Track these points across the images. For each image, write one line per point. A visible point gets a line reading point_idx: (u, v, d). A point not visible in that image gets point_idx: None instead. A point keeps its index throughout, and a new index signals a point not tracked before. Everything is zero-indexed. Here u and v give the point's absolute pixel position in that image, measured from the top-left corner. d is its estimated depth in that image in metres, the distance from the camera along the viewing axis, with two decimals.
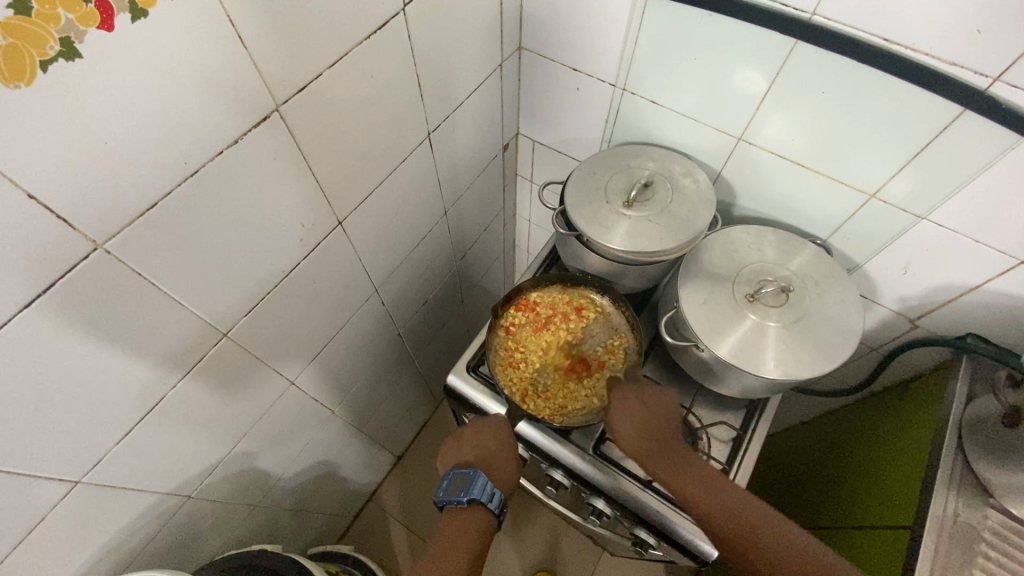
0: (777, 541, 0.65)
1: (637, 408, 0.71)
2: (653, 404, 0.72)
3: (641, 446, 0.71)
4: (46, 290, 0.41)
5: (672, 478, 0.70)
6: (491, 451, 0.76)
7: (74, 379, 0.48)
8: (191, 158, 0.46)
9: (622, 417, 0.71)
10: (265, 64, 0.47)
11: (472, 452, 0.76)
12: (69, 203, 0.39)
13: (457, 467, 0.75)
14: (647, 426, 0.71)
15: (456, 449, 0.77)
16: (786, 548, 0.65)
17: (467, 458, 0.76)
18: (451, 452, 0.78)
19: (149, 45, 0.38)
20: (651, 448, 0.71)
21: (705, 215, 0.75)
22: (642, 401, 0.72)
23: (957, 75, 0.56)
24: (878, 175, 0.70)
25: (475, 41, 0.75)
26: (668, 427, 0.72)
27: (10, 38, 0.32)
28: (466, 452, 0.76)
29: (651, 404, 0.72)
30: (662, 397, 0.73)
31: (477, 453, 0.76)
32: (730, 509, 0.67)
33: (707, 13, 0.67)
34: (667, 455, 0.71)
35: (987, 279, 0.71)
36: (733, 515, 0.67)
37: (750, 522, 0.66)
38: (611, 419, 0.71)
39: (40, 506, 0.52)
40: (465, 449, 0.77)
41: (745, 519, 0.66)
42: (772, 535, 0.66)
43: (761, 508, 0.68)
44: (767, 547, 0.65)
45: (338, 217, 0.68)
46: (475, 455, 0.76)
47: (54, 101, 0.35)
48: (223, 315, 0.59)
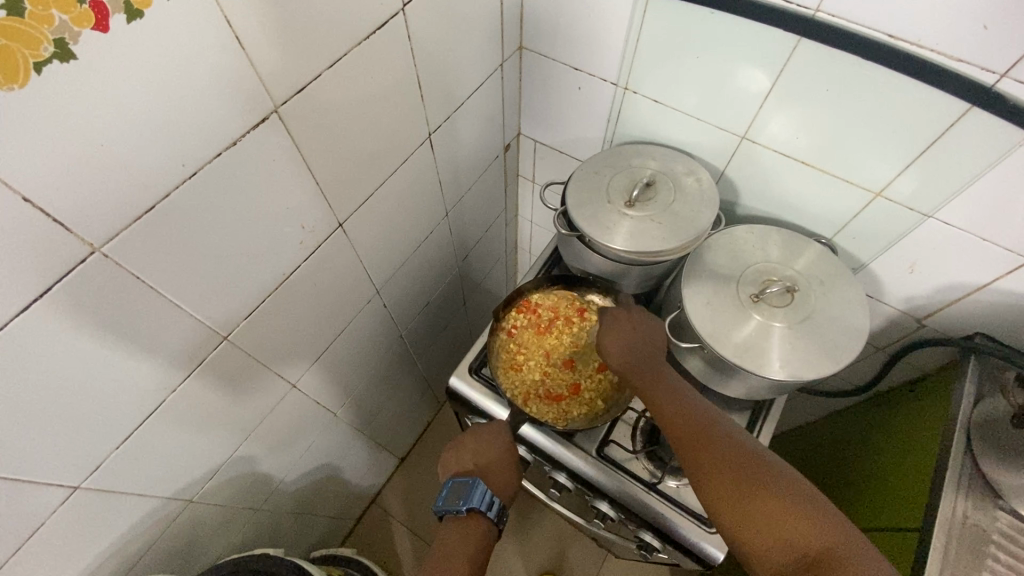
0: (753, 467, 0.58)
1: (626, 330, 0.74)
2: (642, 330, 0.74)
3: (625, 359, 0.72)
4: (43, 294, 0.41)
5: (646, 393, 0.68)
6: (491, 458, 0.74)
7: (72, 383, 0.47)
8: (189, 160, 0.46)
9: (612, 336, 0.74)
10: (263, 64, 0.47)
11: (471, 460, 0.74)
12: (65, 206, 0.39)
13: (455, 477, 0.74)
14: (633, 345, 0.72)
15: (455, 456, 0.76)
16: (762, 475, 0.57)
17: (466, 466, 0.74)
18: (450, 460, 0.76)
19: (144, 46, 0.38)
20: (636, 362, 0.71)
21: (708, 215, 0.74)
22: (632, 326, 0.74)
23: (963, 71, 0.56)
24: (883, 172, 0.69)
25: (475, 41, 0.74)
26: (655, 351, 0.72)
27: (2, 40, 0.31)
28: (465, 459, 0.75)
29: (642, 329, 0.74)
30: (657, 327, 0.75)
31: (476, 460, 0.74)
32: (702, 428, 0.62)
33: (709, 11, 0.66)
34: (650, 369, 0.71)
35: (995, 278, 0.70)
36: (703, 434, 0.62)
37: (724, 448, 0.60)
38: (602, 335, 0.75)
39: (40, 512, 0.52)
40: (464, 456, 0.75)
41: (716, 441, 0.61)
42: (747, 457, 0.59)
43: (746, 442, 0.61)
44: (733, 467, 0.58)
45: (339, 219, 0.67)
46: (474, 462, 0.74)
47: (48, 103, 0.35)
48: (223, 318, 0.59)
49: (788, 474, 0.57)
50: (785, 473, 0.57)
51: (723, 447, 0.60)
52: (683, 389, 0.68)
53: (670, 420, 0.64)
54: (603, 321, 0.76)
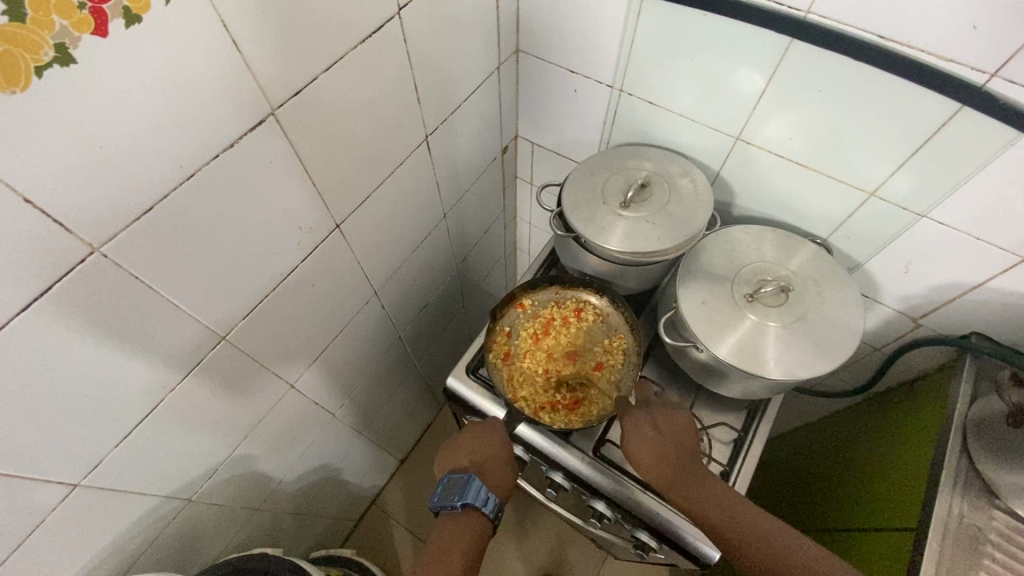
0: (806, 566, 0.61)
1: (650, 430, 0.70)
2: (665, 424, 0.71)
3: (661, 469, 0.68)
4: (42, 293, 0.42)
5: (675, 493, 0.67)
6: (487, 456, 0.74)
7: (72, 382, 0.48)
8: (187, 161, 0.46)
9: (638, 441, 0.70)
10: (260, 68, 0.48)
11: (468, 457, 0.75)
12: (66, 207, 0.40)
13: (452, 472, 0.75)
14: (664, 451, 0.69)
15: (451, 453, 0.76)
16: (818, 572, 0.60)
17: (462, 464, 0.75)
18: (446, 456, 0.76)
19: (143, 50, 0.39)
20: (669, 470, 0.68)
21: (703, 215, 0.75)
22: (654, 422, 0.71)
23: (953, 71, 0.56)
24: (877, 172, 0.69)
25: (471, 44, 0.75)
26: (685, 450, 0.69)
27: (5, 45, 0.32)
28: (461, 458, 0.75)
29: (662, 425, 0.71)
30: (672, 414, 0.72)
31: (472, 457, 0.74)
32: (748, 527, 0.64)
33: (702, 13, 0.67)
34: (682, 468, 0.68)
35: (990, 277, 0.71)
36: (752, 536, 0.64)
37: (773, 549, 0.63)
38: (627, 441, 0.71)
39: (40, 509, 0.53)
40: (460, 454, 0.75)
41: (766, 543, 0.63)
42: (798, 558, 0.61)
43: (792, 536, 0.64)
44: (789, 572, 0.61)
45: (336, 220, 0.68)
46: (470, 460, 0.75)
47: (49, 106, 0.35)
48: (221, 318, 0.59)
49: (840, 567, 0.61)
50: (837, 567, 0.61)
51: (774, 549, 0.63)
52: (716, 482, 0.68)
53: (715, 522, 0.65)
54: (625, 426, 0.72)
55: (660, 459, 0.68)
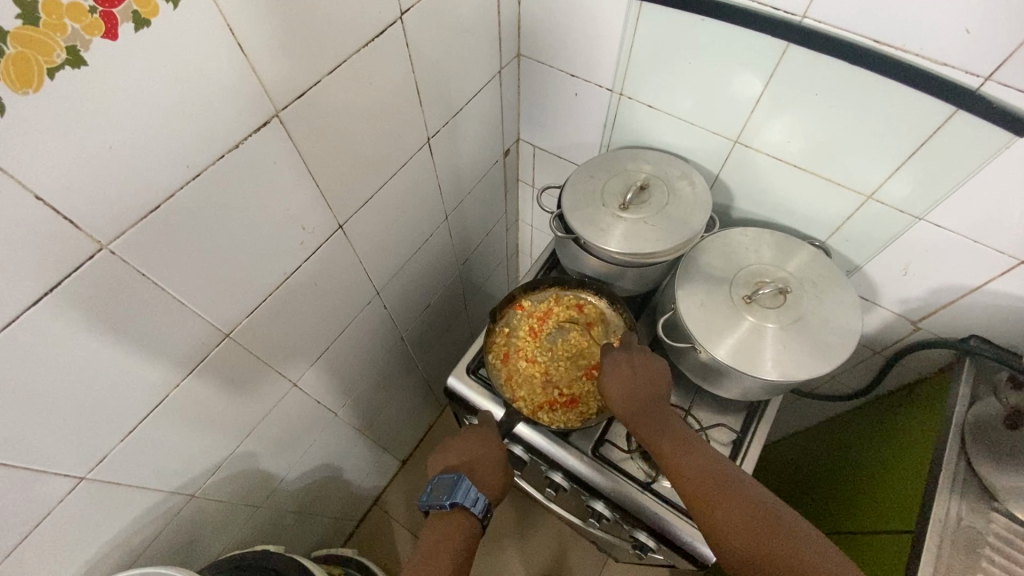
0: (767, 519, 0.59)
1: (628, 366, 0.71)
2: (646, 366, 0.71)
3: (632, 408, 0.69)
4: (52, 288, 0.43)
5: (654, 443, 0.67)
6: (476, 455, 0.76)
7: (79, 376, 0.49)
8: (194, 161, 0.48)
9: (615, 378, 0.71)
10: (264, 71, 0.49)
11: (457, 458, 0.76)
12: (76, 204, 0.41)
13: (440, 473, 0.74)
14: (637, 390, 0.69)
15: (442, 455, 0.77)
16: (776, 525, 0.59)
17: (452, 463, 0.76)
18: (438, 459, 0.77)
19: (151, 53, 0.40)
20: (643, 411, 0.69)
21: (701, 217, 0.76)
22: (632, 363, 0.71)
23: (948, 75, 0.57)
24: (874, 175, 0.70)
25: (473, 48, 0.76)
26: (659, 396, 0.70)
27: (19, 47, 0.33)
28: (452, 458, 0.76)
29: (642, 365, 0.71)
30: (653, 356, 0.72)
31: (461, 458, 0.75)
32: (713, 476, 0.63)
33: (699, 18, 0.68)
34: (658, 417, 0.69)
35: (987, 280, 0.71)
36: (716, 483, 0.63)
37: (734, 497, 0.61)
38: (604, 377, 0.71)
39: (47, 500, 0.54)
40: (450, 455, 0.76)
41: (728, 491, 0.62)
42: (760, 510, 0.60)
43: (758, 490, 0.63)
44: (746, 521, 0.60)
45: (339, 221, 0.69)
46: (459, 459, 0.76)
47: (60, 106, 0.37)
48: (225, 316, 0.61)
49: (801, 523, 0.59)
50: (797, 521, 0.59)
51: (736, 498, 0.61)
52: (687, 431, 0.68)
53: (679, 465, 0.65)
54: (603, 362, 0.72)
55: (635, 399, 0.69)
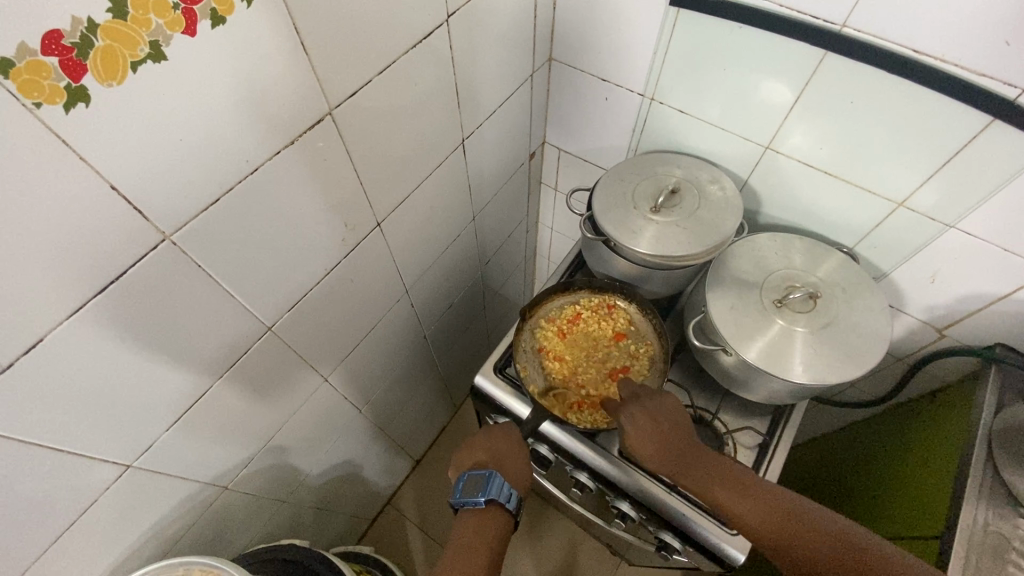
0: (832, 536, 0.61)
1: (654, 415, 0.70)
2: (669, 419, 0.70)
3: (661, 458, 0.68)
4: (118, 277, 0.44)
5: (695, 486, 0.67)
6: (503, 451, 0.76)
7: (134, 365, 0.50)
8: (252, 157, 0.49)
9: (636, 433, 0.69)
10: (322, 70, 0.50)
11: (485, 454, 0.76)
12: (146, 194, 0.42)
13: (470, 470, 0.75)
14: (663, 436, 0.69)
15: (467, 453, 0.77)
16: (846, 543, 0.60)
17: (477, 461, 0.76)
18: (462, 457, 0.77)
19: (223, 48, 0.41)
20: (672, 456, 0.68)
21: (732, 222, 0.77)
22: (657, 411, 0.70)
23: (986, 85, 0.58)
24: (905, 183, 0.71)
25: (508, 51, 0.78)
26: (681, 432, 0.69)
27: (107, 40, 0.34)
28: (478, 454, 0.76)
29: (665, 409, 0.71)
30: (671, 401, 0.72)
31: (488, 454, 0.76)
32: (768, 506, 0.64)
33: (736, 25, 0.69)
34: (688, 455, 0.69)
35: (1016, 289, 0.71)
36: (774, 514, 0.63)
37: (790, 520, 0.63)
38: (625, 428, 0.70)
39: (94, 488, 0.54)
40: (476, 451, 0.77)
41: (785, 518, 0.63)
42: (823, 530, 0.61)
43: (817, 510, 0.64)
44: (812, 539, 0.61)
45: (377, 219, 0.70)
46: (485, 456, 0.76)
47: (140, 99, 0.38)
48: (268, 310, 0.62)
49: (868, 536, 0.60)
50: (863, 535, 0.60)
51: (797, 523, 0.62)
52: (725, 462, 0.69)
53: (733, 504, 0.65)
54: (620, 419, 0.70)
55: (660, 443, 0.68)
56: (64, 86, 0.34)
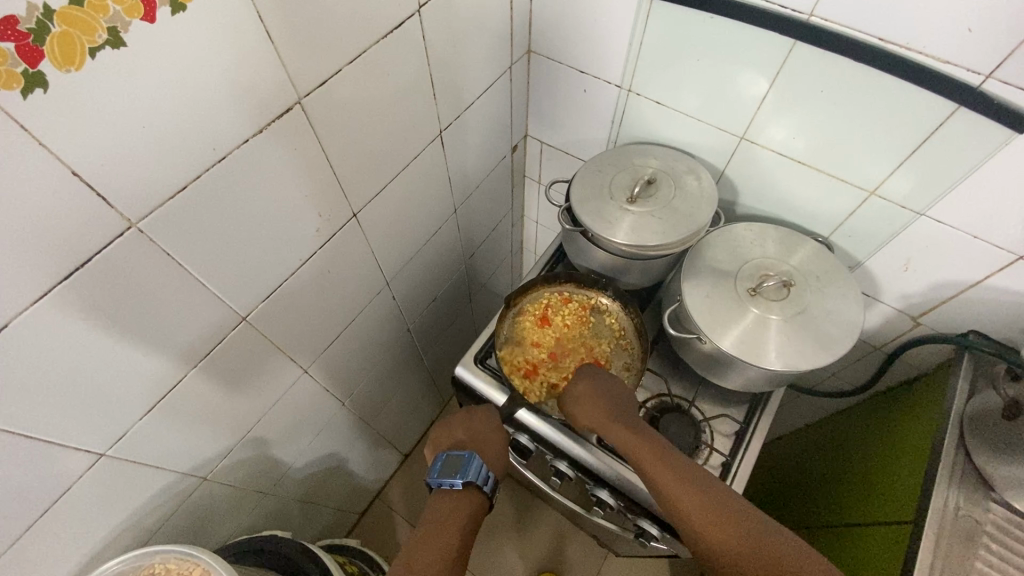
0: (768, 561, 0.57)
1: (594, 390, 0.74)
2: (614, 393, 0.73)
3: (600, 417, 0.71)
4: (83, 265, 0.44)
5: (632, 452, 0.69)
6: (482, 433, 0.78)
7: (102, 356, 0.50)
8: (219, 145, 0.49)
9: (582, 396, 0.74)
10: (290, 59, 0.50)
11: (464, 435, 0.78)
12: (110, 181, 0.42)
13: (448, 451, 0.76)
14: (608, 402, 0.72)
15: (446, 433, 0.79)
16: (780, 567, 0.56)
17: (457, 440, 0.78)
18: (441, 438, 0.79)
19: (185, 35, 0.41)
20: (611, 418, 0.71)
21: (707, 213, 0.77)
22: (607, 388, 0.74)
23: (949, 72, 0.58)
24: (876, 172, 0.71)
25: (485, 41, 0.78)
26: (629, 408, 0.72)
27: (63, 26, 0.35)
28: (456, 435, 0.78)
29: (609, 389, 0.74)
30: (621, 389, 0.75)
31: (467, 435, 0.78)
32: (712, 507, 0.61)
33: (708, 16, 0.70)
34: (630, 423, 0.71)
35: (987, 275, 0.72)
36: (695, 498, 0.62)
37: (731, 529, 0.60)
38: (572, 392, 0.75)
39: (67, 476, 0.55)
40: (454, 432, 0.79)
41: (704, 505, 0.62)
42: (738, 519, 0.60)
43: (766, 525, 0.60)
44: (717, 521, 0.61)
45: (354, 210, 0.70)
46: (464, 437, 0.78)
47: (100, 86, 0.38)
48: (242, 299, 0.62)
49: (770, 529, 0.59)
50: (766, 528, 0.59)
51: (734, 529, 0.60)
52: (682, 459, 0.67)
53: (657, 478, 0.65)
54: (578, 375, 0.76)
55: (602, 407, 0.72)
56: (21, 71, 0.34)
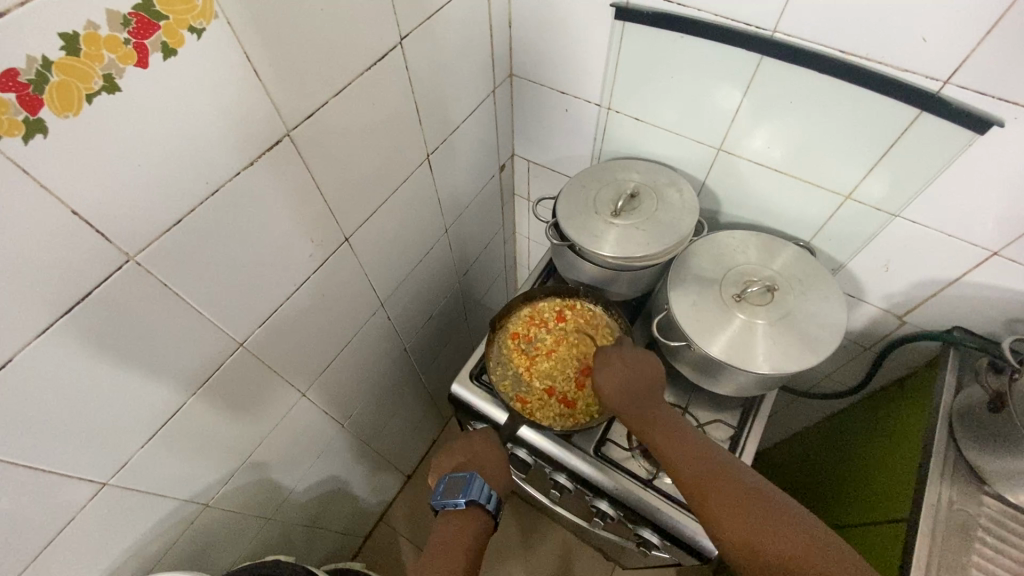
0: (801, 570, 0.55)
1: (622, 368, 0.73)
2: (641, 371, 0.72)
3: (622, 401, 0.72)
4: (83, 298, 0.46)
5: (645, 432, 0.70)
6: (483, 454, 0.80)
7: (103, 387, 0.52)
8: (212, 178, 0.51)
9: (608, 376, 0.73)
10: (277, 95, 0.53)
11: (464, 456, 0.79)
12: (108, 218, 0.44)
13: (451, 472, 0.77)
14: (630, 386, 0.72)
15: (447, 456, 0.80)
16: None
17: (459, 462, 0.79)
18: (444, 461, 0.80)
19: (176, 78, 0.44)
20: (633, 400, 0.72)
21: (689, 222, 0.79)
22: (630, 364, 0.73)
23: (909, 80, 0.61)
24: (850, 177, 0.74)
25: (467, 68, 0.81)
26: (652, 385, 0.72)
27: (62, 75, 0.37)
28: (457, 457, 0.79)
29: (637, 364, 0.73)
30: (651, 366, 0.73)
31: (468, 456, 0.79)
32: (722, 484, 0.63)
33: (678, 35, 0.73)
34: (647, 405, 0.72)
35: (964, 273, 0.74)
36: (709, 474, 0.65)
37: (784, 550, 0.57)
38: (597, 376, 0.73)
39: (71, 506, 0.56)
40: (456, 455, 0.80)
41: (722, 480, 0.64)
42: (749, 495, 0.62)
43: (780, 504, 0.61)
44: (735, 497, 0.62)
45: (345, 234, 0.73)
46: (465, 458, 0.79)
47: (97, 128, 0.40)
48: (238, 326, 0.63)
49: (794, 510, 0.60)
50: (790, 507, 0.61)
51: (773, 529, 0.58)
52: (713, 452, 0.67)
53: (672, 456, 0.67)
54: (601, 354, 0.74)
55: (625, 394, 0.72)
56: (22, 119, 0.36)
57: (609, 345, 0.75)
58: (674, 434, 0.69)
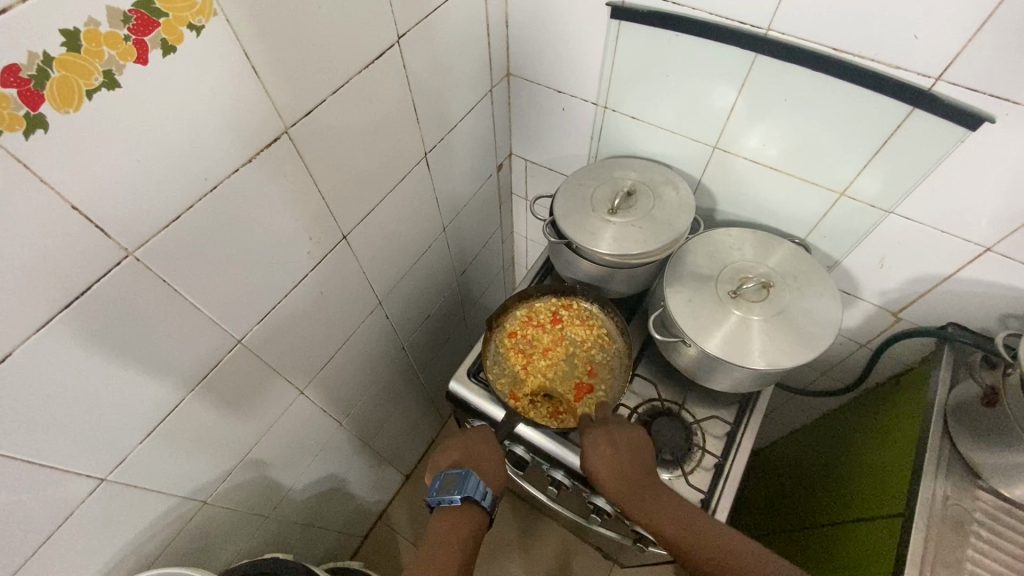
0: None
1: (613, 448, 0.72)
2: (631, 448, 0.72)
3: (618, 486, 0.71)
4: (83, 293, 0.46)
5: (645, 515, 0.71)
6: (478, 451, 0.80)
7: (102, 382, 0.52)
8: (210, 175, 0.52)
9: (600, 462, 0.72)
10: (276, 92, 0.53)
11: (460, 453, 0.80)
12: (108, 213, 0.45)
13: (446, 469, 0.77)
14: (623, 468, 0.71)
15: (443, 454, 0.80)
16: None
17: (455, 459, 0.79)
18: (440, 459, 0.81)
19: (175, 75, 0.44)
20: (627, 485, 0.71)
21: (685, 219, 0.80)
22: (620, 443, 0.72)
23: (901, 77, 0.62)
24: (844, 174, 0.74)
25: (464, 67, 0.81)
26: (643, 463, 0.72)
27: (63, 71, 0.38)
28: (453, 454, 0.80)
29: (626, 443, 0.73)
30: (638, 438, 0.73)
31: (464, 453, 0.79)
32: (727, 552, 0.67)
33: (674, 34, 0.73)
34: (642, 481, 0.71)
35: (958, 269, 0.75)
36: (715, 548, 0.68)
37: None
38: (589, 461, 0.72)
39: (70, 501, 0.56)
40: (452, 452, 0.80)
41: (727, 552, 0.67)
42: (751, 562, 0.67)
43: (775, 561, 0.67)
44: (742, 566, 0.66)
45: (343, 232, 0.73)
46: (460, 456, 0.80)
47: (97, 125, 0.41)
48: (237, 323, 0.64)
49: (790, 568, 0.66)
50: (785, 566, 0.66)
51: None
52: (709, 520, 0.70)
53: (676, 534, 0.69)
54: (587, 438, 0.73)
55: (620, 477, 0.71)
56: (23, 114, 0.37)
57: (598, 423, 0.74)
58: (671, 509, 0.71)
